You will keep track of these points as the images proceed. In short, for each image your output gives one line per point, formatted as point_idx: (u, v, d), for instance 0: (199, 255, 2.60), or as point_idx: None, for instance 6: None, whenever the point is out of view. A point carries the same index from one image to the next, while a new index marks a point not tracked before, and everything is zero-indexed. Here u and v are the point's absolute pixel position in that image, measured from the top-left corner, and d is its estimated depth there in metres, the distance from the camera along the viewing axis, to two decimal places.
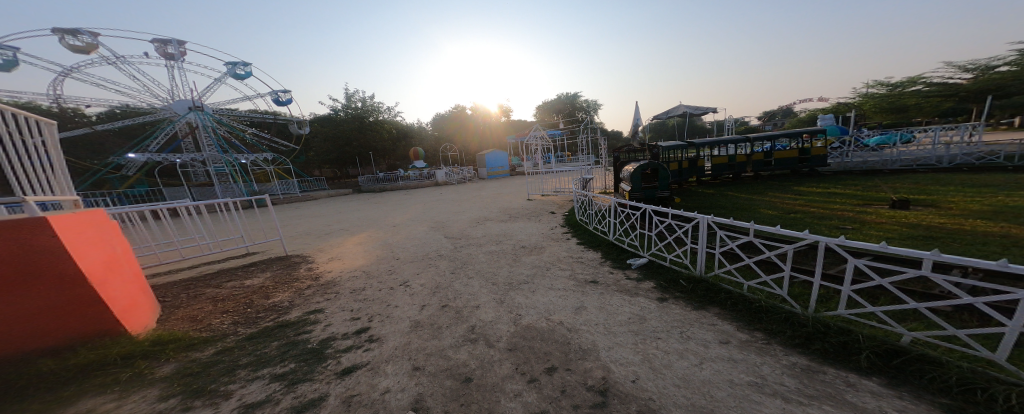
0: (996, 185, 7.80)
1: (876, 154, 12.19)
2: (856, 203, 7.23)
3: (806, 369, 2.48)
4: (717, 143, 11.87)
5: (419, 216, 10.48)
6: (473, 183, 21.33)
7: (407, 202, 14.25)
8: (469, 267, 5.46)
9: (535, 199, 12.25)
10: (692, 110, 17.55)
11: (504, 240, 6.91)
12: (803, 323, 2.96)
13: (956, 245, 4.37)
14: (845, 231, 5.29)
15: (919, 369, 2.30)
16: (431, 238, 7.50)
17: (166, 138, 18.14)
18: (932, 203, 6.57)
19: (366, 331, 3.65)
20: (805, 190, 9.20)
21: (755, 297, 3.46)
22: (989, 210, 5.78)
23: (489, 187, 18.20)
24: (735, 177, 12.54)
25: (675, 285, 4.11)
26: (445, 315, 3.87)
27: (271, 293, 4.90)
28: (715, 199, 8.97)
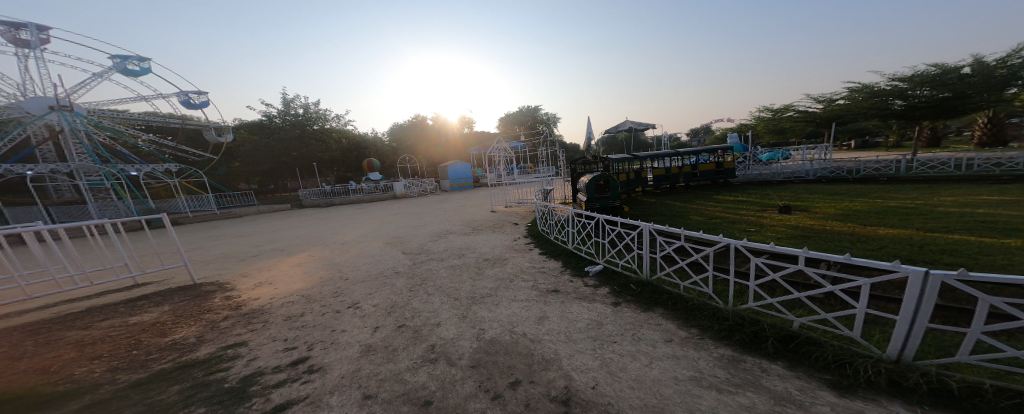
0: (848, 192, 9.84)
1: (768, 168, 14.56)
2: (757, 208, 8.51)
3: (732, 359, 2.79)
4: (656, 156, 13.14)
5: (374, 231, 9.80)
6: (435, 196, 20.64)
7: (359, 217, 13.27)
8: (430, 283, 5.23)
9: (499, 211, 12.26)
10: (637, 126, 19.18)
11: (467, 253, 6.75)
12: (726, 317, 3.34)
13: (822, 242, 5.35)
14: (750, 233, 6.18)
15: (808, 350, 2.72)
16: (387, 254, 7.05)
17: (13, 143, 14.45)
18: (807, 208, 8.02)
19: (304, 361, 3.26)
20: (723, 198, 10.58)
21: (690, 296, 3.83)
22: (842, 213, 7.21)
23: (449, 200, 17.76)
24: (671, 187, 13.96)
25: (627, 289, 4.39)
26: (401, 336, 3.63)
27: (182, 329, 4.16)
28: (654, 207, 9.87)
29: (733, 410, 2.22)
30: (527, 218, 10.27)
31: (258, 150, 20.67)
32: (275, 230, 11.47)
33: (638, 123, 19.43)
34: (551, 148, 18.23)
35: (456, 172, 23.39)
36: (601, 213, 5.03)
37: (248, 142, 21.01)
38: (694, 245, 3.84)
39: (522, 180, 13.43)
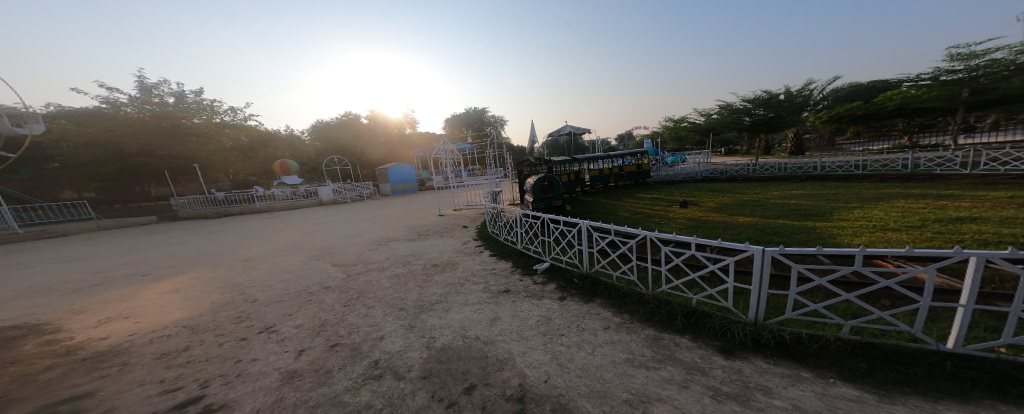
0: (726, 188, 11.94)
1: (675, 169, 16.81)
2: (666, 204, 9.79)
3: (655, 338, 3.14)
4: (591, 158, 14.20)
5: (291, 244, 8.63)
6: (374, 201, 18.98)
7: (278, 227, 11.59)
8: (370, 295, 4.82)
9: (447, 215, 11.82)
10: (576, 130, 20.33)
11: (412, 261, 6.39)
12: (647, 300, 3.76)
13: (712, 229, 6.40)
14: (661, 225, 7.10)
15: (704, 322, 3.22)
16: (314, 269, 6.26)
17: None
18: (698, 203, 9.51)
19: (202, 401, 2.73)
20: (644, 196, 11.87)
21: (620, 285, 4.21)
22: (725, 205, 8.72)
23: (387, 205, 16.60)
24: (604, 187, 15.12)
25: (570, 283, 4.63)
26: (337, 356, 3.27)
27: (17, 385, 3.14)
28: (590, 206, 10.66)
29: (662, 383, 2.51)
30: (473, 221, 10.14)
31: (98, 149, 15.27)
32: (160, 247, 9.38)
33: (576, 128, 20.63)
34: (497, 150, 18.16)
35: (401, 175, 22.04)
36: (540, 212, 5.27)
37: (66, 131, 14.90)
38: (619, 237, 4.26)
39: (469, 182, 13.18)
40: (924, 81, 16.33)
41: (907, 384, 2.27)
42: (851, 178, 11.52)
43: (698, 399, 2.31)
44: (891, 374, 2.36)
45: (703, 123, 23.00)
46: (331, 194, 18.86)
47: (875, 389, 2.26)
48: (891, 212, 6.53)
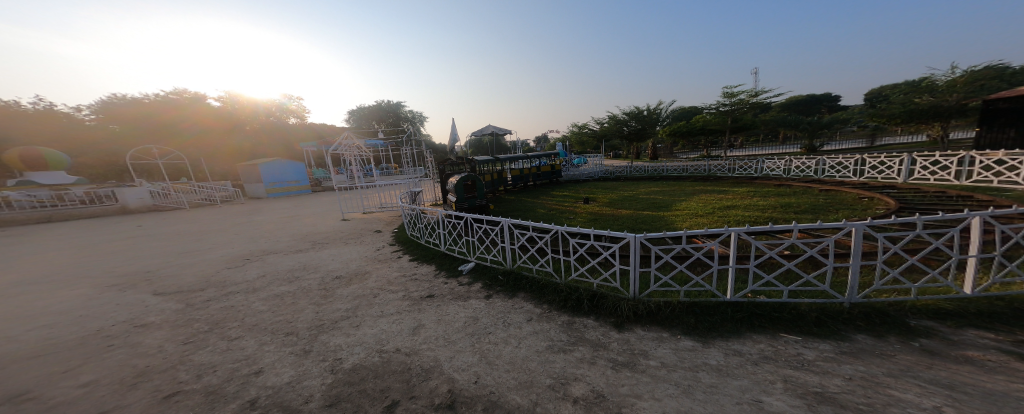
0: (619, 186, 13.97)
1: (580, 169, 18.82)
2: (573, 200, 10.89)
3: (570, 323, 3.48)
4: (513, 158, 14.75)
5: (73, 271, 6.03)
6: (243, 204, 15.07)
7: (50, 247, 7.97)
8: (239, 323, 3.83)
9: (353, 218, 10.35)
10: (498, 130, 20.44)
11: (303, 275, 5.36)
12: (560, 289, 4.12)
13: (610, 221, 7.49)
14: (571, 219, 7.91)
15: (600, 302, 3.74)
16: (130, 301, 4.56)
17: None
18: (597, 198, 10.92)
19: None
20: (558, 194, 12.89)
21: (540, 277, 4.47)
22: (619, 200, 10.29)
23: (264, 208, 13.46)
24: (524, 186, 15.78)
25: (495, 281, 4.68)
26: (183, 406, 2.49)
27: None
28: (512, 203, 11.05)
29: (577, 363, 2.78)
30: (384, 224, 9.18)
31: None
32: None
33: (499, 128, 21.05)
34: (415, 148, 16.86)
35: (289, 173, 18.29)
36: (454, 211, 5.21)
37: None
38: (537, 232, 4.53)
39: (383, 182, 11.81)
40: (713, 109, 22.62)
41: (720, 330, 3.14)
42: (684, 178, 15.21)
43: (604, 370, 2.66)
44: (715, 325, 3.21)
45: (600, 129, 26.82)
46: (144, 198, 13.85)
47: (711, 338, 3.04)
48: (701, 203, 8.86)
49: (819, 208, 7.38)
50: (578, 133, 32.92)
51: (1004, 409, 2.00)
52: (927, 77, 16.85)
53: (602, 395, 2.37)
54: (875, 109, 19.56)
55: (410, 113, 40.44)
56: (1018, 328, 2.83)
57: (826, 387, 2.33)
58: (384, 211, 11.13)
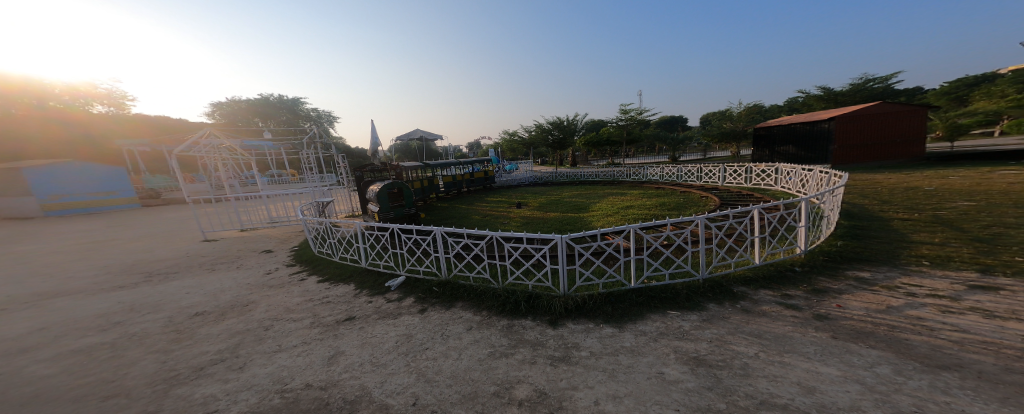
0: (547, 190, 14.79)
1: (512, 176, 19.19)
2: (507, 206, 11.11)
3: (510, 327, 3.50)
4: (443, 164, 14.22)
5: None
6: (54, 226, 11.07)
7: None
8: (44, 395, 2.78)
9: (237, 238, 8.62)
10: (427, 135, 19.54)
11: (160, 316, 4.23)
12: (498, 293, 4.13)
13: (544, 223, 7.87)
14: (507, 224, 8.07)
15: (536, 302, 3.86)
16: None
17: None
18: (529, 203, 11.34)
19: None
20: (492, 199, 12.98)
21: (477, 285, 4.40)
22: (549, 203, 10.85)
23: (62, 233, 9.87)
24: (458, 192, 15.49)
25: (430, 293, 4.44)
26: None
27: None
28: (445, 211, 10.77)
29: (518, 365, 2.82)
30: (278, 243, 7.87)
31: None
32: None
33: (428, 133, 20.19)
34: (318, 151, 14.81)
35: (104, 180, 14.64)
36: (372, 223, 4.85)
37: None
38: (470, 239, 4.49)
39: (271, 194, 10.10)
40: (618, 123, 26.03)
41: (636, 314, 3.56)
42: (595, 182, 16.90)
43: (543, 368, 2.75)
44: (631, 311, 3.63)
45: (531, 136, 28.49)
46: None
47: (629, 322, 3.42)
48: (616, 203, 9.96)
49: (694, 205, 9.07)
50: (510, 142, 34.04)
51: (789, 346, 2.78)
52: (728, 108, 23.52)
53: (544, 393, 2.44)
54: (711, 127, 24.93)
55: (314, 112, 36.38)
56: (782, 286, 3.96)
57: (699, 350, 2.84)
58: (278, 227, 9.51)
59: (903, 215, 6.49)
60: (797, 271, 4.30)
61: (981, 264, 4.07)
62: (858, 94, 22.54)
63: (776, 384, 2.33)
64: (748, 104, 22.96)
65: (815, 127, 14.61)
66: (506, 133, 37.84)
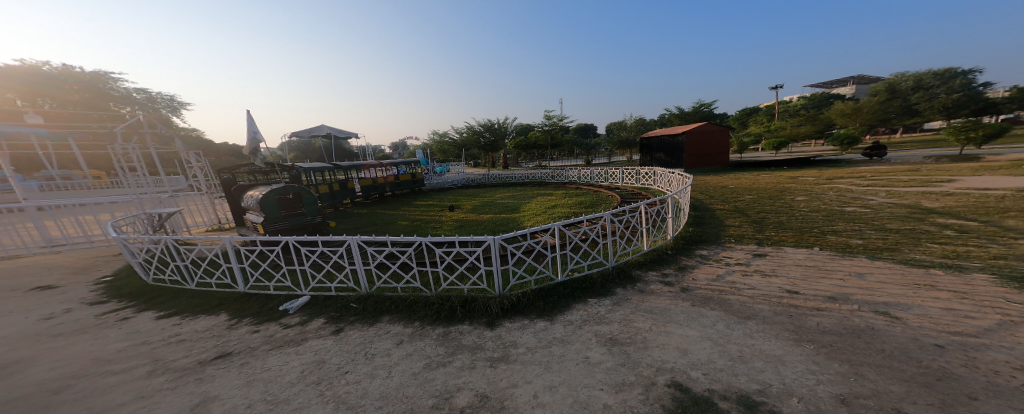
0: (478, 193, 14.70)
1: (443, 179, 18.56)
2: (438, 209, 10.72)
3: (447, 334, 3.38)
4: (358, 166, 13.04)
5: None
6: None
7: None
8: None
9: (28, 268, 6.33)
10: (335, 132, 17.57)
11: None
12: (431, 301, 3.94)
13: (479, 225, 7.81)
14: (437, 228, 7.81)
15: (472, 306, 3.80)
16: None
17: None
18: (461, 205, 11.14)
19: None
20: (421, 203, 12.35)
21: (406, 295, 4.13)
22: (481, 205, 10.83)
23: None
24: (379, 197, 14.31)
25: (347, 311, 4.00)
26: None
27: None
28: (361, 218, 9.75)
29: (456, 373, 2.74)
30: (105, 272, 5.96)
31: None
32: None
33: (335, 130, 18.13)
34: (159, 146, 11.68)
35: None
36: (248, 237, 4.14)
37: None
38: (389, 247, 4.19)
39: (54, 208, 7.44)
40: (547, 127, 27.49)
41: (563, 306, 3.79)
42: (525, 184, 17.42)
43: (483, 371, 2.73)
44: (560, 304, 3.85)
45: (463, 138, 28.18)
46: None
47: (558, 314, 3.63)
48: (544, 203, 10.45)
49: (602, 203, 10.11)
50: (437, 143, 32.99)
51: (669, 317, 3.32)
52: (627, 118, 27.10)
53: (485, 396, 2.43)
54: (617, 134, 28.19)
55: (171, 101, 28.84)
56: (661, 266, 4.73)
57: (614, 332, 3.18)
58: (61, 253, 7.24)
59: (718, 205, 8.48)
60: (669, 253, 5.17)
61: (757, 238, 5.62)
62: (698, 114, 28.39)
63: (664, 351, 2.77)
64: (637, 117, 27.03)
65: (675, 139, 17.85)
66: (432, 136, 36.73)
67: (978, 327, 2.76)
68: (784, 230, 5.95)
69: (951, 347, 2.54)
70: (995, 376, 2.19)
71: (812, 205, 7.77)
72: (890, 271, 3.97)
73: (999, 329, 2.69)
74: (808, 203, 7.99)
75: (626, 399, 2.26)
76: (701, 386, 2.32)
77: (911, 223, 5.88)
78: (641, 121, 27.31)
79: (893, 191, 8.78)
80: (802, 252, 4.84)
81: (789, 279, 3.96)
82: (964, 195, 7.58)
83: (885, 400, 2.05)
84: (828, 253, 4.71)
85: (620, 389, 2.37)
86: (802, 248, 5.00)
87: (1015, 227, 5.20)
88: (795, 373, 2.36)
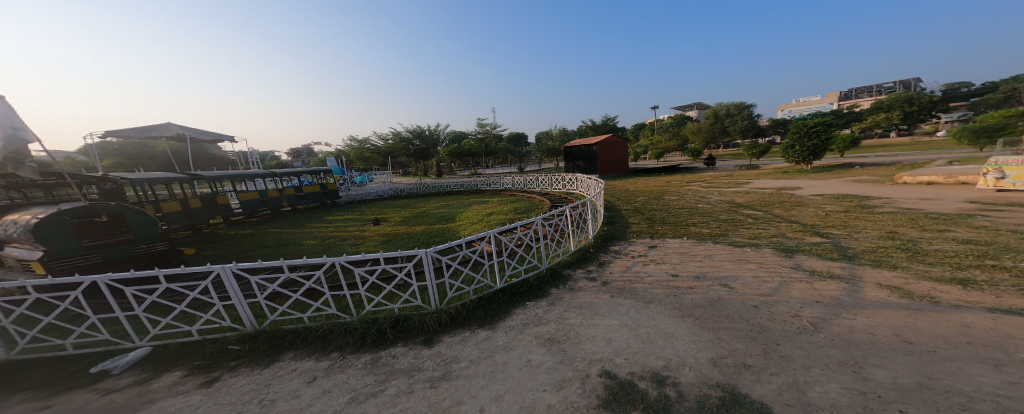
0: (404, 204, 13.76)
1: (365, 190, 16.87)
2: (359, 223, 9.69)
3: (377, 360, 3.03)
4: (236, 177, 10.76)
5: None
6: None
7: None
8: None
9: None
10: (191, 133, 14.22)
11: None
12: (354, 327, 3.49)
13: (409, 238, 7.32)
14: (358, 245, 7.03)
15: (405, 325, 3.49)
16: None
17: None
18: (388, 218, 10.30)
19: None
20: (334, 218, 10.96)
21: (318, 324, 3.57)
22: (410, 217, 10.20)
23: None
24: (273, 213, 12.16)
25: (226, 355, 3.25)
26: None
27: None
28: (234, 243, 7.95)
29: (391, 402, 2.48)
30: None
31: None
32: None
33: (196, 132, 14.71)
34: None
35: None
36: (10, 282, 2.95)
37: None
38: (287, 272, 3.56)
39: None
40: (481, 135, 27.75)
41: (502, 313, 3.77)
42: (461, 192, 17.08)
43: (423, 394, 2.53)
44: (498, 311, 3.83)
45: (387, 146, 26.24)
46: None
47: (495, 322, 3.60)
48: (476, 211, 10.38)
49: (530, 208, 10.55)
50: (350, 149, 29.98)
51: (595, 310, 3.63)
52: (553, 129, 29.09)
53: None
54: (545, 142, 29.84)
55: None
56: (585, 264, 5.14)
57: (551, 331, 3.30)
58: None
59: (622, 206, 9.72)
60: (592, 251, 5.69)
61: (649, 232, 6.60)
62: (607, 127, 32.12)
63: (594, 343, 3.01)
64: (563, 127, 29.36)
65: (591, 148, 19.91)
66: (345, 144, 33.44)
67: (770, 288, 3.77)
68: (665, 224, 7.11)
69: (760, 305, 3.39)
70: (786, 324, 3.02)
71: (681, 203, 9.49)
72: (725, 251, 5.11)
73: (781, 288, 3.73)
74: (678, 201, 9.72)
75: (567, 396, 2.37)
76: (624, 370, 2.59)
77: (732, 213, 7.68)
78: (563, 132, 29.54)
79: (722, 190, 11.41)
80: (676, 241, 5.86)
81: (672, 264, 4.76)
82: (757, 192, 10.36)
83: (736, 357, 2.61)
84: (690, 241, 5.81)
85: (561, 387, 2.47)
86: (678, 238, 6.04)
87: (792, 213, 7.26)
88: (684, 345, 2.82)
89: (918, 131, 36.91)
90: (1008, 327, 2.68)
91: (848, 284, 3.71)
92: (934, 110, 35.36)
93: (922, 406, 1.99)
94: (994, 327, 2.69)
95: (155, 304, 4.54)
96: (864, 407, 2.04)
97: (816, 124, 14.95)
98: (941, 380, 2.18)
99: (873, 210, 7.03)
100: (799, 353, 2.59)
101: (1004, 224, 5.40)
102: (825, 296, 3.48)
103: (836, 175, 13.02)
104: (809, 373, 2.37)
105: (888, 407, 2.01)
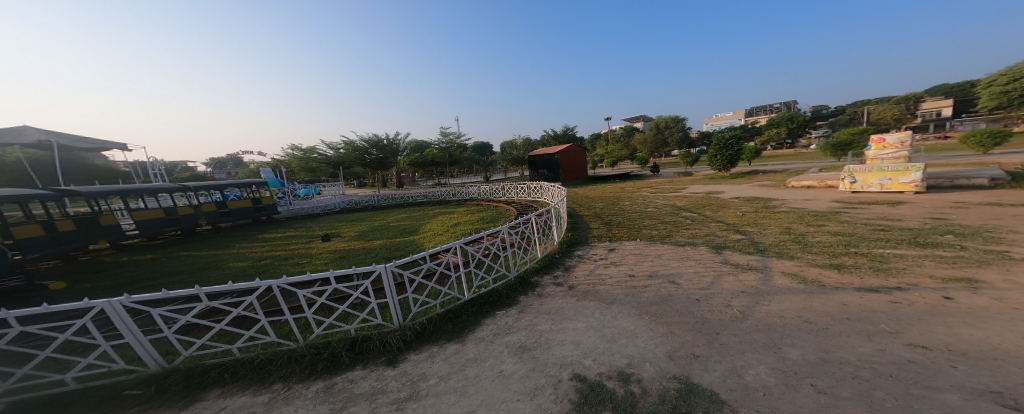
0: (358, 217, 12.70)
1: (310, 203, 15.22)
2: (304, 241, 8.72)
3: (330, 388, 2.71)
4: (129, 192, 8.93)
5: None
6: None
7: None
8: None
9: None
10: (62, 141, 11.57)
11: None
12: (301, 353, 3.09)
13: (365, 254, 6.75)
14: (303, 264, 6.29)
15: (364, 347, 3.19)
16: None
17: None
18: (339, 233, 9.43)
19: None
20: (271, 236, 9.73)
21: (252, 355, 3.09)
22: (365, 231, 9.46)
23: None
24: (185, 234, 10.31)
25: (123, 402, 2.64)
26: None
27: None
28: (131, 271, 6.55)
29: None
30: None
31: None
32: None
33: (68, 138, 11.97)
34: None
35: None
36: None
37: None
38: (208, 300, 3.01)
39: None
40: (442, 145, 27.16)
41: (471, 324, 3.64)
42: (422, 203, 16.34)
43: None
44: (466, 322, 3.69)
45: (337, 156, 24.31)
46: None
47: (463, 334, 3.46)
48: (438, 223, 9.98)
49: (495, 218, 10.48)
50: (292, 159, 27.21)
51: (561, 314, 3.70)
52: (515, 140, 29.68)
53: None
54: (506, 152, 30.14)
55: None
56: (552, 269, 5.24)
57: (522, 339, 3.28)
58: None
59: (582, 212, 10.18)
60: (558, 256, 5.83)
61: (608, 236, 7.00)
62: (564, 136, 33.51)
63: (560, 346, 3.07)
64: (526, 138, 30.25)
65: (553, 157, 20.64)
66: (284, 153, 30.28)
67: (708, 282, 4.22)
68: (621, 228, 7.61)
69: (701, 299, 3.78)
70: (721, 314, 3.40)
71: (633, 208, 10.25)
72: (671, 251, 5.62)
73: (716, 282, 4.20)
74: (631, 207, 10.48)
75: (541, 403, 2.36)
76: (591, 371, 2.67)
77: (675, 216, 8.50)
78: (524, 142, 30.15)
79: (665, 195, 12.58)
80: (631, 243, 6.29)
81: (629, 265, 5.08)
82: (694, 197, 11.64)
83: (687, 348, 2.86)
84: (644, 243, 6.28)
85: (534, 394, 2.46)
86: (633, 240, 6.49)
87: (722, 214, 8.27)
88: (644, 342, 3.01)
89: (799, 144, 45.13)
90: (873, 303, 3.34)
91: (763, 274, 4.31)
92: (810, 127, 43.71)
93: (826, 378, 2.36)
94: (862, 304, 3.34)
95: (10, 352, 3.54)
96: (786, 383, 2.35)
97: (731, 137, 17.38)
98: (834, 353, 2.62)
99: (775, 210, 8.35)
100: (734, 340, 2.93)
101: (862, 218, 6.80)
102: (747, 286, 4.01)
103: (748, 181, 15.22)
104: (744, 357, 2.68)
105: (803, 381, 2.35)
